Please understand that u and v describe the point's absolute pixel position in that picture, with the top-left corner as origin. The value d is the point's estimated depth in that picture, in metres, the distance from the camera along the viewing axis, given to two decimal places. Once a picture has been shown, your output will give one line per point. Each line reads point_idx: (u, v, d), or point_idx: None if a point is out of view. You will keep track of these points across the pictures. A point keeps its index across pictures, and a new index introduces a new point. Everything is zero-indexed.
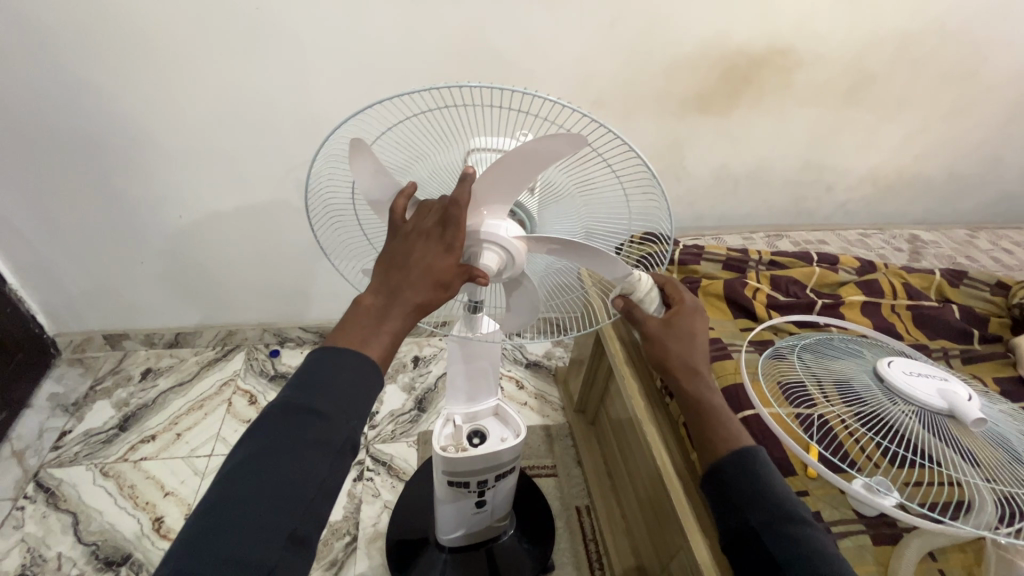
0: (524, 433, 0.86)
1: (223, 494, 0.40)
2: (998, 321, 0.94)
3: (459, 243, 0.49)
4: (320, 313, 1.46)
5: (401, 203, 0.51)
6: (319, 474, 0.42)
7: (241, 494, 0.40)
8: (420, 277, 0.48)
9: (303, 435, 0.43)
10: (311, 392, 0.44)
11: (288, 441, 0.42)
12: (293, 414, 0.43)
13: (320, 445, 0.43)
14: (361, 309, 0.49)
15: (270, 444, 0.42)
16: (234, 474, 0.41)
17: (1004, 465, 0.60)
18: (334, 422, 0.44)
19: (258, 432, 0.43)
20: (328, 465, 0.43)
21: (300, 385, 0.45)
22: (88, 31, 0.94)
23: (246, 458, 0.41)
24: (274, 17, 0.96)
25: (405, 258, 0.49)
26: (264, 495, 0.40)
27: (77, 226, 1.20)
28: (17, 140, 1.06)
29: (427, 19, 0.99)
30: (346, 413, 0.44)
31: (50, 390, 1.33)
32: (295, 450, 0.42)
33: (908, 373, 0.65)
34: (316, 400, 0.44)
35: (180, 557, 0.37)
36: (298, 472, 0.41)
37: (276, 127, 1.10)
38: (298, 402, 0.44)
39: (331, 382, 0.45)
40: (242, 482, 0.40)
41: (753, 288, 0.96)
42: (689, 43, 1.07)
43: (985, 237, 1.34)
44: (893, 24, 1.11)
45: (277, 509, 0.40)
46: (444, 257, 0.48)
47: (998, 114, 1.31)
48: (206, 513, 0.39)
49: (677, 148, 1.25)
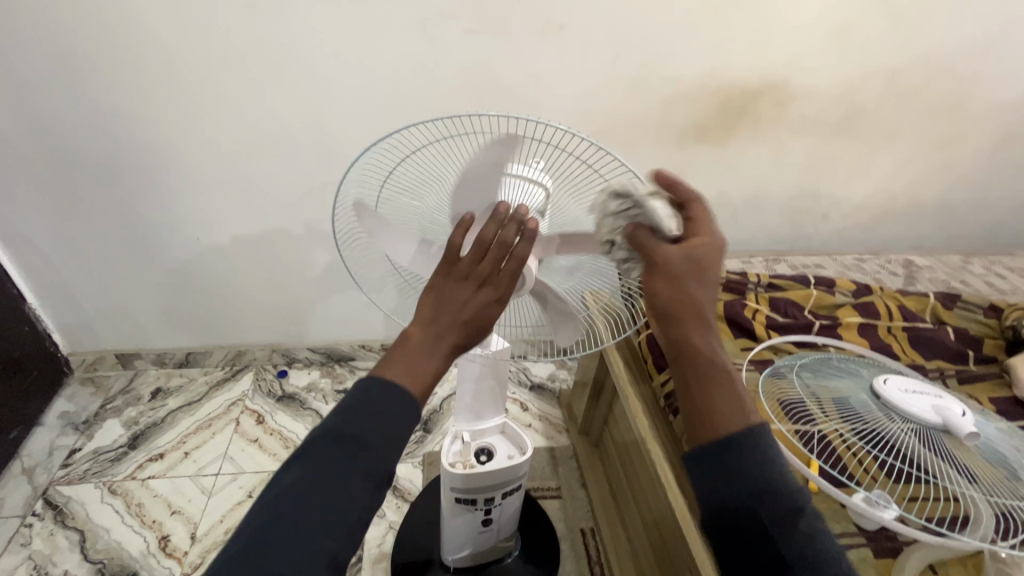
0: (530, 450, 0.87)
1: (266, 512, 0.42)
2: (992, 342, 0.96)
3: (509, 295, 0.55)
4: (328, 335, 1.49)
5: (459, 240, 0.54)
6: (360, 497, 0.44)
7: (282, 515, 0.42)
8: (471, 321, 0.53)
9: (347, 462, 0.45)
10: (360, 425, 0.47)
11: (332, 467, 0.44)
12: (343, 443, 0.46)
13: (366, 474, 0.45)
14: (410, 345, 0.52)
15: (317, 469, 0.44)
16: (278, 497, 0.43)
17: (1003, 481, 0.62)
18: (374, 450, 0.46)
19: (306, 460, 0.45)
20: (370, 490, 0.45)
21: (346, 414, 0.48)
22: (123, 64, 1.00)
23: (294, 482, 0.44)
24: (297, 51, 1.02)
25: (458, 300, 0.53)
26: (308, 517, 0.42)
27: (99, 248, 1.24)
28: (48, 165, 1.11)
29: (440, 55, 1.05)
30: (391, 445, 0.47)
31: (61, 408, 1.34)
32: (342, 479, 0.44)
33: (904, 390, 0.67)
34: (362, 429, 0.47)
35: (228, 566, 0.40)
36: (342, 495, 0.44)
37: (294, 155, 1.15)
38: (343, 429, 0.46)
39: (379, 415, 0.48)
40: (287, 502, 0.42)
41: (752, 309, 0.99)
42: (686, 78, 1.13)
43: (978, 262, 1.37)
44: (880, 62, 1.17)
45: (319, 533, 0.42)
46: (495, 308, 0.54)
47: (986, 145, 1.36)
48: (254, 535, 0.41)
49: (677, 176, 1.30)
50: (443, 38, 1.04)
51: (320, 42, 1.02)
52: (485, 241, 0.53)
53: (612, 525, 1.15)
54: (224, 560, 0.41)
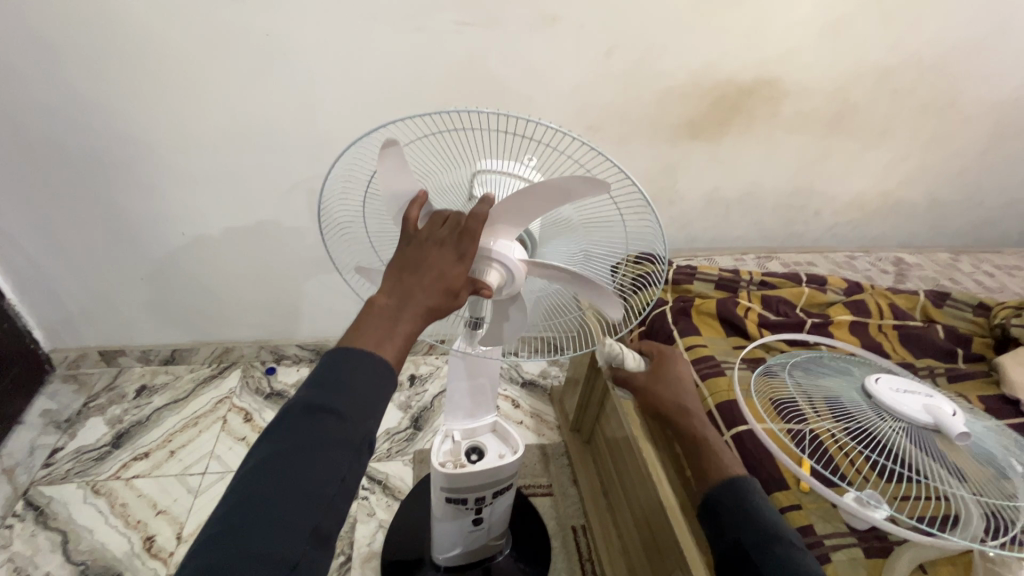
0: (522, 450, 0.86)
1: (241, 496, 0.41)
2: (981, 341, 0.97)
3: (471, 253, 0.51)
4: (317, 331, 1.47)
5: (414, 213, 0.54)
6: (336, 471, 0.43)
7: (259, 489, 0.41)
8: (432, 282, 0.50)
9: (321, 434, 0.44)
10: (328, 394, 0.46)
11: (304, 441, 0.43)
12: (313, 413, 0.45)
13: (339, 443, 0.44)
14: (373, 310, 0.50)
15: (289, 444, 0.43)
16: (255, 474, 0.42)
17: (992, 480, 0.62)
18: (349, 421, 0.45)
19: (277, 434, 0.44)
20: (347, 463, 0.44)
21: (318, 385, 0.46)
22: (103, 54, 0.97)
23: (268, 456, 0.43)
24: (285, 43, 1.00)
25: (419, 264, 0.51)
26: (284, 491, 0.41)
27: (81, 243, 1.21)
28: (25, 156, 1.08)
29: (431, 47, 1.03)
30: (362, 413, 0.46)
31: (43, 406, 1.31)
32: (316, 449, 0.43)
33: (895, 389, 0.67)
34: (335, 400, 0.45)
35: (200, 554, 0.38)
36: (317, 468, 0.42)
37: (281, 148, 1.13)
38: (318, 400, 0.45)
39: (353, 382, 0.46)
40: (265, 475, 0.41)
41: (745, 307, 0.98)
42: (680, 74, 1.12)
43: (968, 260, 1.38)
44: (873, 60, 1.17)
45: (295, 507, 0.41)
46: (456, 266, 0.51)
47: (976, 143, 1.37)
48: (230, 512, 0.40)
49: (670, 173, 1.29)
50: (434, 32, 1.02)
51: (307, 33, 0.99)
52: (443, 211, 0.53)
53: (604, 524, 1.15)
54: (199, 548, 0.39)
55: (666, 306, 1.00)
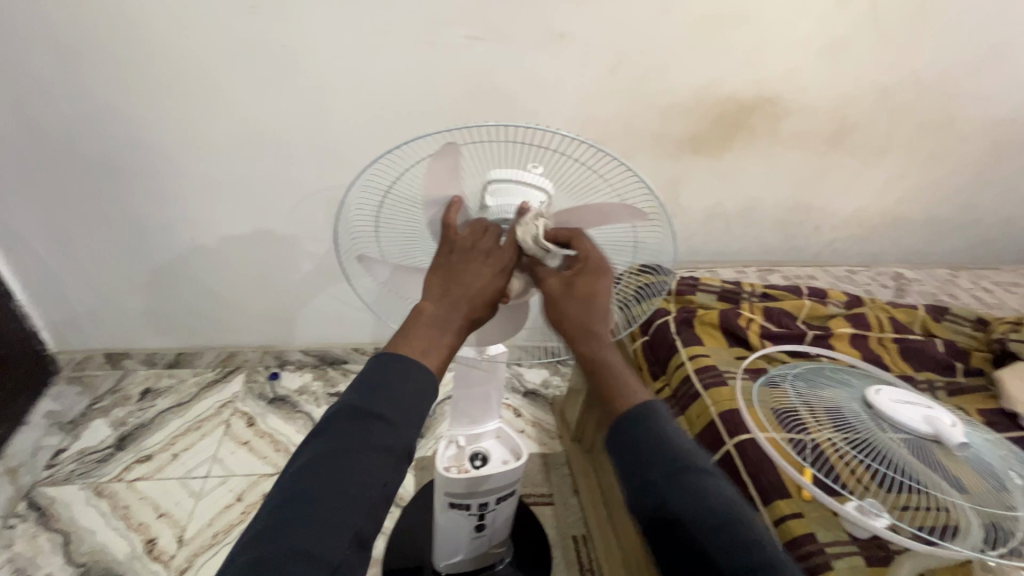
0: (525, 455, 0.87)
1: (289, 492, 0.42)
2: (980, 355, 0.98)
3: (511, 266, 0.57)
4: (321, 337, 1.48)
5: (454, 219, 0.58)
6: (380, 476, 0.44)
7: (308, 486, 0.42)
8: (477, 294, 0.56)
9: (369, 438, 0.45)
10: (376, 400, 0.47)
11: (351, 445, 0.44)
12: (361, 417, 0.46)
13: (385, 449, 0.45)
14: (421, 318, 0.54)
15: (338, 446, 0.44)
16: (302, 474, 0.43)
17: (990, 491, 0.63)
18: (397, 428, 0.47)
19: (325, 436, 0.45)
20: (392, 469, 0.46)
21: (365, 389, 0.48)
22: (122, 61, 1.00)
23: (315, 456, 0.44)
24: (300, 54, 1.03)
25: (464, 275, 0.56)
26: (329, 493, 0.42)
27: (92, 246, 1.23)
28: (41, 159, 1.10)
29: (441, 60, 1.06)
30: (408, 420, 0.47)
31: (47, 408, 1.32)
32: (361, 454, 0.44)
33: (896, 401, 0.69)
34: (384, 405, 0.47)
35: (249, 550, 0.40)
36: (362, 472, 0.44)
37: (291, 156, 1.15)
38: (367, 404, 0.47)
39: (400, 387, 0.48)
40: (309, 476, 0.43)
41: (746, 318, 1.00)
42: (684, 90, 1.15)
43: (967, 277, 1.40)
44: (871, 79, 1.19)
45: (338, 508, 0.42)
46: (499, 279, 0.56)
47: (974, 162, 1.39)
48: (276, 510, 0.42)
49: (673, 187, 1.31)
50: (444, 45, 1.04)
51: (321, 44, 1.02)
52: (479, 223, 0.58)
53: (606, 534, 1.15)
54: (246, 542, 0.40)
55: (669, 316, 1.02)
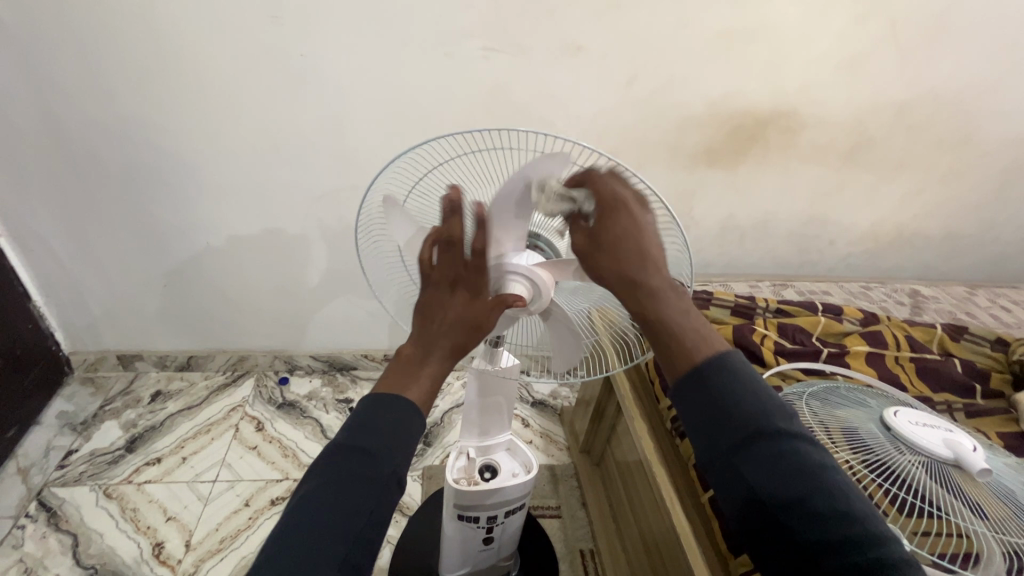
0: (535, 469, 0.86)
1: (284, 526, 0.42)
2: (999, 377, 0.96)
3: (482, 288, 0.55)
4: (331, 343, 1.48)
5: (427, 252, 0.55)
6: (369, 504, 0.45)
7: (303, 522, 0.42)
8: (451, 323, 0.53)
9: (358, 468, 0.45)
10: (364, 433, 0.47)
11: (342, 476, 0.45)
12: (350, 450, 0.46)
13: (373, 477, 0.45)
14: (400, 360, 0.53)
15: (330, 477, 0.44)
16: (299, 507, 0.43)
17: (1012, 518, 0.62)
18: (383, 459, 0.47)
19: (318, 469, 0.46)
20: (379, 497, 0.45)
21: (356, 426, 0.48)
22: (143, 69, 1.02)
23: (310, 490, 0.44)
24: (318, 63, 1.04)
25: (436, 309, 0.54)
26: (325, 526, 0.42)
27: (109, 249, 1.24)
28: (62, 162, 1.11)
29: (457, 71, 1.07)
30: (393, 450, 0.48)
31: (59, 408, 1.33)
32: (352, 483, 0.44)
33: (915, 423, 0.68)
34: (369, 438, 0.47)
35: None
36: (353, 501, 0.44)
37: (307, 163, 1.16)
38: (357, 441, 0.47)
39: (390, 425, 0.48)
40: (309, 507, 0.43)
41: (761, 334, 0.98)
42: (699, 103, 1.15)
43: (984, 295, 1.38)
44: (888, 95, 1.19)
45: (332, 542, 0.42)
46: (472, 304, 0.54)
47: (993, 179, 1.38)
48: (274, 540, 0.42)
49: (686, 199, 1.31)
50: (460, 56, 1.05)
51: (339, 54, 1.03)
52: (452, 247, 0.54)
53: (613, 548, 1.13)
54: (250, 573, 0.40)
55: None
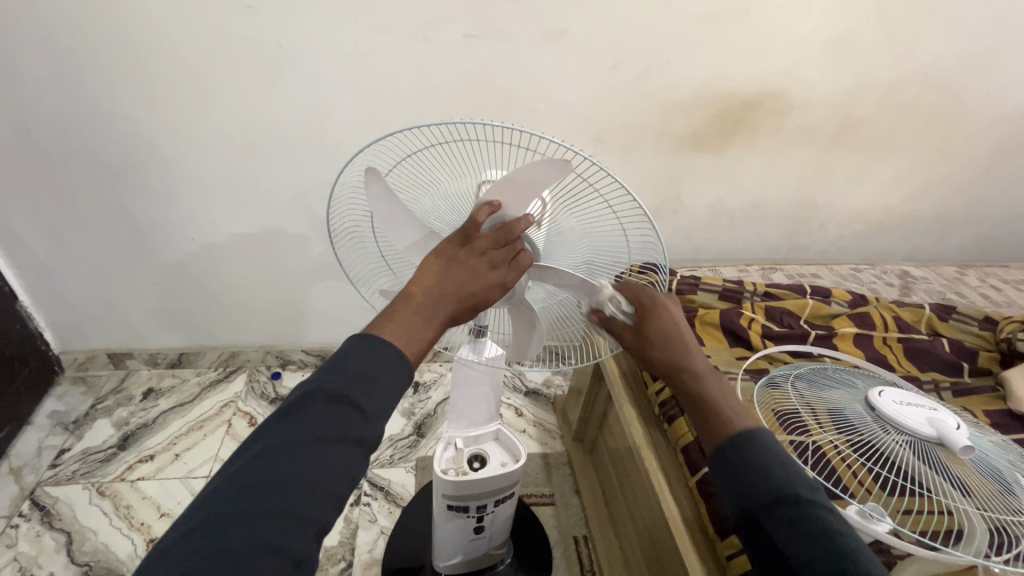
0: (523, 458, 0.86)
1: (252, 480, 0.40)
2: (987, 355, 0.96)
3: (510, 283, 0.56)
4: (322, 336, 1.48)
5: (482, 215, 0.53)
6: (349, 468, 0.43)
7: (260, 474, 0.40)
8: (467, 295, 0.53)
9: (343, 427, 0.44)
10: (354, 387, 0.45)
11: (325, 431, 0.43)
12: (337, 404, 0.44)
13: (356, 439, 0.44)
14: (407, 308, 0.51)
15: (312, 433, 0.42)
16: (269, 461, 0.41)
17: (996, 495, 0.62)
18: (370, 420, 0.45)
19: (297, 420, 0.43)
20: (360, 460, 0.44)
21: (344, 375, 0.46)
22: (120, 62, 1.00)
23: (284, 441, 0.42)
24: (296, 54, 1.02)
25: (463, 275, 0.53)
26: (297, 485, 0.40)
27: (92, 247, 1.23)
28: (40, 159, 1.10)
29: (438, 59, 1.05)
30: (380, 412, 0.46)
31: (51, 408, 1.33)
32: (332, 442, 0.43)
33: (899, 402, 0.67)
34: (360, 396, 0.45)
35: (213, 536, 0.37)
36: (333, 462, 0.42)
37: (291, 156, 1.15)
38: (321, 390, 0.45)
39: (358, 371, 0.46)
40: (266, 462, 0.41)
41: (748, 318, 0.98)
42: (685, 87, 1.14)
43: (974, 274, 1.37)
44: (875, 75, 1.18)
45: (289, 496, 0.40)
46: (493, 288, 0.55)
47: (982, 158, 1.37)
48: (225, 495, 0.40)
49: (674, 184, 1.30)
50: (441, 43, 1.04)
51: (318, 45, 1.02)
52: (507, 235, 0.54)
53: (605, 534, 1.14)
54: (207, 518, 0.38)
55: None
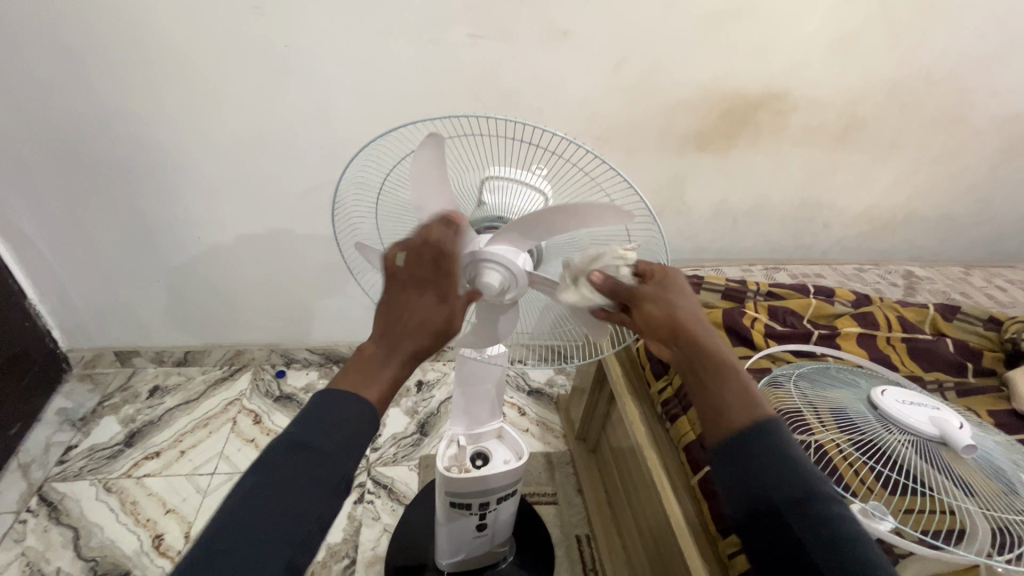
0: (526, 456, 0.87)
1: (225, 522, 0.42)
2: (991, 355, 0.96)
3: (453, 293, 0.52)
4: (326, 335, 1.49)
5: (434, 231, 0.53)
6: (315, 507, 0.44)
7: (227, 524, 0.42)
8: (415, 326, 0.51)
9: (306, 470, 0.45)
10: (316, 431, 0.47)
11: (289, 475, 0.44)
12: (299, 449, 0.46)
13: (321, 479, 0.45)
14: (361, 357, 0.52)
15: (278, 476, 0.44)
16: (240, 505, 0.43)
17: (1001, 496, 0.62)
18: (334, 459, 0.46)
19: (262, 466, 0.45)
20: (326, 499, 0.45)
21: (306, 421, 0.47)
22: (128, 62, 1.01)
23: (252, 486, 0.44)
24: (301, 54, 1.03)
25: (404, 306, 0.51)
26: (263, 528, 0.42)
27: (100, 245, 1.24)
28: (50, 159, 1.11)
29: (443, 59, 1.06)
30: (344, 450, 0.47)
31: (59, 405, 1.34)
32: (297, 483, 0.44)
33: (901, 401, 0.67)
34: (322, 439, 0.46)
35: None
36: (297, 504, 0.43)
37: (296, 156, 1.16)
38: (284, 439, 0.46)
39: (317, 416, 0.47)
40: (240, 519, 0.42)
41: (751, 317, 0.98)
42: (689, 87, 1.14)
43: (980, 274, 1.37)
44: (880, 75, 1.17)
45: (257, 541, 0.41)
46: (439, 308, 0.51)
47: (989, 158, 1.36)
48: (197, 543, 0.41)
49: (678, 184, 1.30)
50: (445, 43, 1.04)
51: (324, 45, 1.02)
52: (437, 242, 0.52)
53: (607, 533, 1.14)
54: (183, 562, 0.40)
55: None
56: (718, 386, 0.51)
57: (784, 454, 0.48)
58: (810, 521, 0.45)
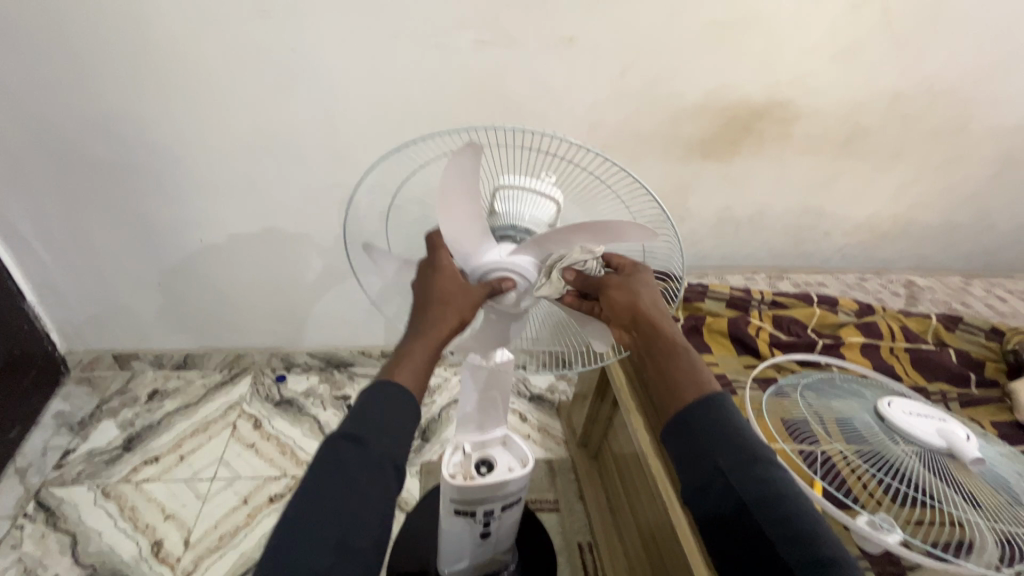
0: (530, 463, 0.86)
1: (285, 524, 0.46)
2: (994, 366, 0.96)
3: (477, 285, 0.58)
4: (327, 339, 1.48)
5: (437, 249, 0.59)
6: (368, 490, 0.48)
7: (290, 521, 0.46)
8: (445, 310, 0.56)
9: (357, 460, 0.49)
10: (361, 425, 0.51)
11: (342, 465, 0.48)
12: (350, 443, 0.50)
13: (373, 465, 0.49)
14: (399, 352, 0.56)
15: (333, 469, 0.48)
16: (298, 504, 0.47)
17: (1005, 507, 0.63)
18: (379, 444, 0.50)
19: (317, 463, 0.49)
20: (380, 481, 0.49)
21: (353, 417, 0.51)
22: (133, 65, 1.01)
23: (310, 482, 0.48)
24: (308, 58, 1.03)
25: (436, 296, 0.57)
26: (323, 516, 0.46)
27: (102, 247, 1.24)
28: (53, 160, 1.11)
29: (449, 65, 1.06)
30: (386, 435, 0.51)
31: (56, 408, 1.33)
32: (351, 472, 0.48)
33: (908, 413, 0.69)
34: (367, 430, 0.50)
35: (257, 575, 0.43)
36: (354, 489, 0.47)
37: (300, 160, 1.16)
38: (335, 437, 0.50)
39: (363, 412, 0.52)
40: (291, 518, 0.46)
41: (756, 326, 0.99)
42: (693, 95, 1.14)
43: (980, 284, 1.38)
44: (882, 85, 1.18)
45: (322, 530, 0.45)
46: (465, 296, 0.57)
47: (988, 169, 1.38)
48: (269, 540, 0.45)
49: (681, 191, 1.30)
50: (452, 49, 1.04)
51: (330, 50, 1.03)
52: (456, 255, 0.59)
53: (609, 541, 1.14)
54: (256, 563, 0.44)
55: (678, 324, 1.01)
56: (674, 369, 0.57)
57: (732, 423, 0.53)
58: (752, 482, 0.49)
